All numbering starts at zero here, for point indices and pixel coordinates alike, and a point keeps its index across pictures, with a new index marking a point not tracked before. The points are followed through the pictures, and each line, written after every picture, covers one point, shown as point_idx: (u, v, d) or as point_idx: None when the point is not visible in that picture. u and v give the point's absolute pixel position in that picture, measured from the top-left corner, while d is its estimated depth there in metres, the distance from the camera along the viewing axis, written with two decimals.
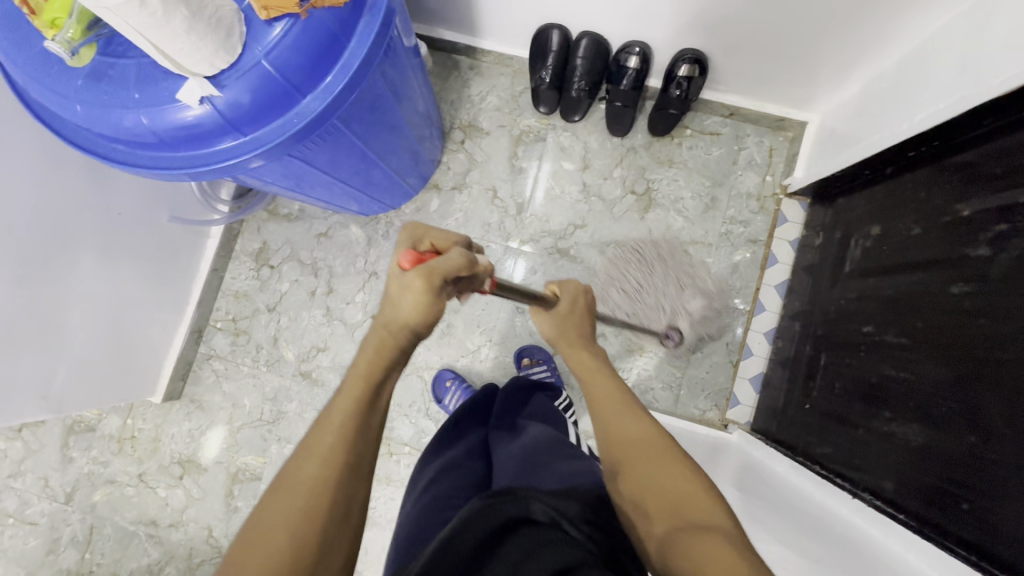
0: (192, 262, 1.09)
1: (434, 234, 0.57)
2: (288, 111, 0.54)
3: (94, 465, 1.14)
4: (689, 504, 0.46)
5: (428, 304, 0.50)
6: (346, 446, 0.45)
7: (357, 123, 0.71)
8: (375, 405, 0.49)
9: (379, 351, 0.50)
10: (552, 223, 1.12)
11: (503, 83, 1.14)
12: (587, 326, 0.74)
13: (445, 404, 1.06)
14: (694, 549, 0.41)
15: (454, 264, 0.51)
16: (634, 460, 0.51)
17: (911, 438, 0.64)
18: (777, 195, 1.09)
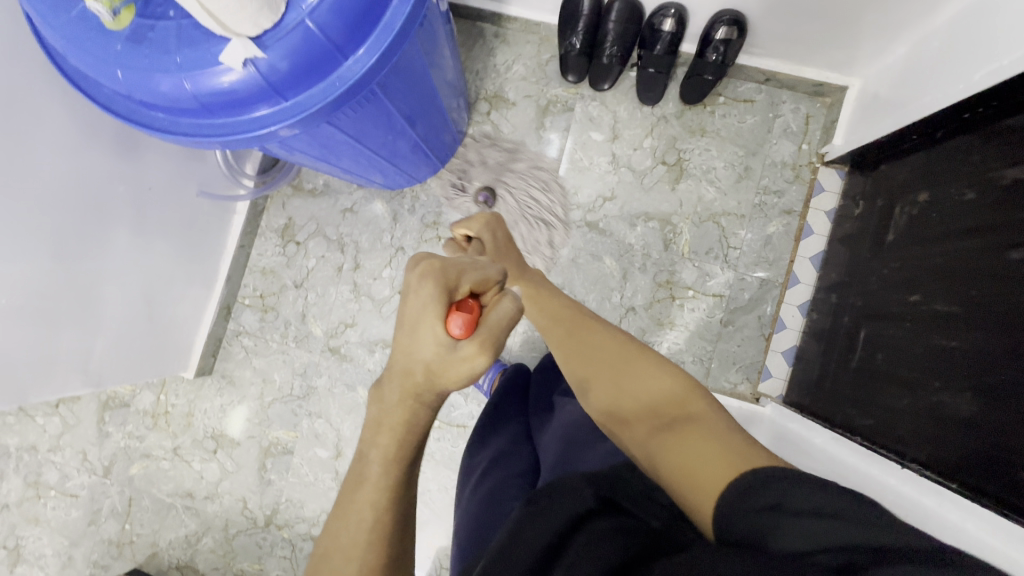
0: (219, 238, 1.09)
1: (469, 273, 0.45)
2: (329, 75, 0.52)
3: (130, 439, 1.16)
4: (663, 402, 0.54)
5: (476, 377, 0.43)
6: (387, 539, 0.42)
7: (391, 92, 0.69)
8: (406, 492, 0.43)
9: (405, 433, 0.42)
10: (581, 196, 1.10)
11: (529, 52, 1.11)
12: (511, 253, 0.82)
13: (475, 378, 1.06)
14: (672, 438, 0.49)
15: (505, 324, 0.45)
16: (607, 376, 0.60)
17: (962, 407, 0.62)
18: (813, 163, 1.06)
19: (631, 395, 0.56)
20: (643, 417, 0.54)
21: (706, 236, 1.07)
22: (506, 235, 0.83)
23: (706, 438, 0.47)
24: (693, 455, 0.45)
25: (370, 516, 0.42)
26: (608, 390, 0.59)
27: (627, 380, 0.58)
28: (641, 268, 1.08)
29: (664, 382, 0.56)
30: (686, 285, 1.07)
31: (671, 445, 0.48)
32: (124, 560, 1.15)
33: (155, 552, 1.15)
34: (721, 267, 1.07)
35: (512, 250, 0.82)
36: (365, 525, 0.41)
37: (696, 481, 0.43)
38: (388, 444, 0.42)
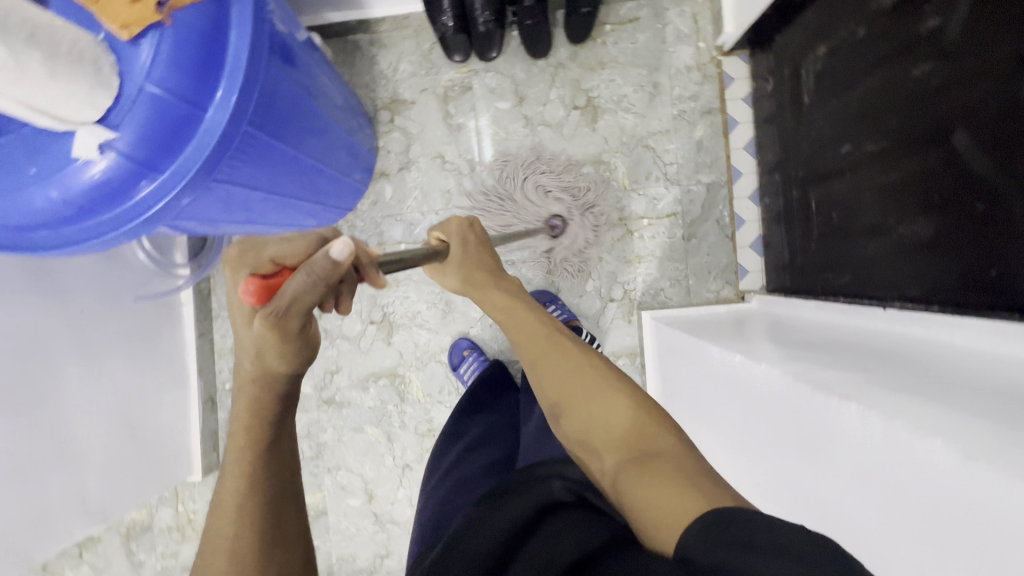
0: (175, 334, 1.06)
1: (271, 248, 0.46)
2: (195, 132, 0.50)
3: (165, 559, 1.14)
4: (635, 430, 0.48)
5: (295, 344, 0.43)
6: (252, 516, 0.42)
7: (277, 131, 0.67)
8: (267, 466, 0.44)
9: (252, 410, 0.45)
10: (509, 168, 1.09)
11: (409, 47, 1.09)
12: (489, 258, 0.74)
13: (460, 373, 1.06)
14: (635, 472, 0.43)
15: (309, 289, 0.40)
16: (571, 400, 0.54)
17: (920, 232, 0.63)
18: (716, 58, 1.06)
19: (597, 421, 0.51)
20: (610, 445, 0.49)
21: (640, 162, 1.07)
22: (482, 238, 0.75)
23: (670, 473, 0.42)
24: (659, 500, 0.39)
25: (233, 492, 0.43)
26: (572, 416, 0.53)
27: (589, 404, 0.52)
28: None
29: (630, 415, 0.50)
30: (639, 216, 1.07)
31: (634, 481, 0.43)
32: None
33: None
34: (665, 186, 1.07)
35: (489, 257, 0.74)
36: (230, 501, 0.42)
37: (656, 514, 0.39)
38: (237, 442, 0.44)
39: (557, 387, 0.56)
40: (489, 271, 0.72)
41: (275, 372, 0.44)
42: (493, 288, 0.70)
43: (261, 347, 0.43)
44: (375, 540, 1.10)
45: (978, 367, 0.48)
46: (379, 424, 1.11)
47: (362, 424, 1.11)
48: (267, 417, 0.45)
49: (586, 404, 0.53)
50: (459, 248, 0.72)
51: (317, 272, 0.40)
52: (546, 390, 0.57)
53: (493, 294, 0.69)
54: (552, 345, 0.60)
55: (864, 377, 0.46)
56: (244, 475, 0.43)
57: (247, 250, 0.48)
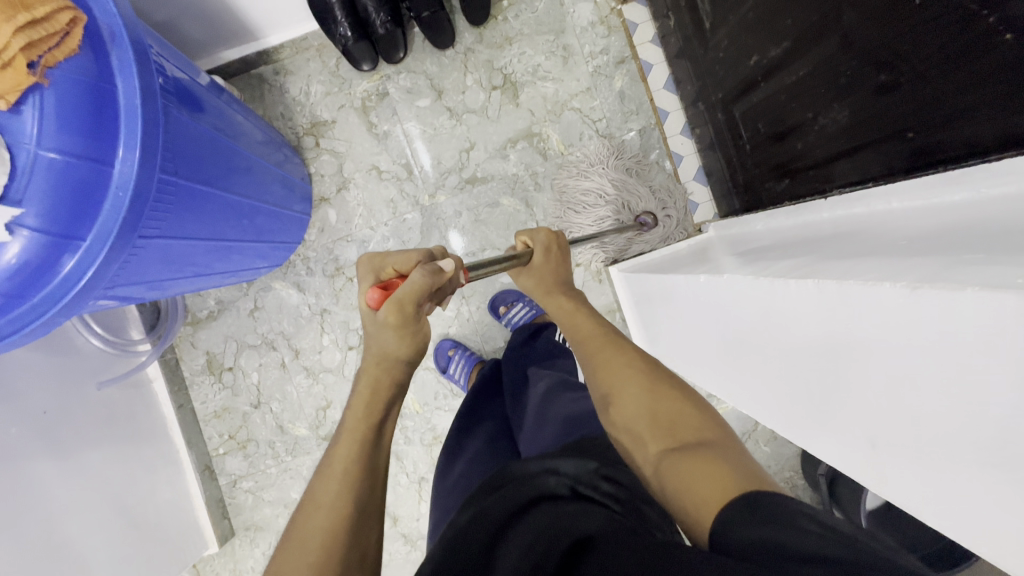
0: (152, 412, 1.03)
1: (393, 257, 0.55)
2: (108, 189, 0.49)
3: None
4: (678, 420, 0.51)
5: (408, 334, 0.51)
6: (360, 474, 0.46)
7: (198, 176, 0.66)
8: (379, 445, 0.49)
9: (370, 399, 0.50)
10: (446, 162, 1.09)
11: (315, 67, 1.07)
12: (565, 269, 0.74)
13: (451, 375, 1.05)
14: (688, 460, 0.46)
15: (422, 285, 0.49)
16: (626, 393, 0.55)
17: (839, 117, 0.66)
18: (615, 8, 1.07)
19: (651, 414, 0.53)
20: (660, 435, 0.50)
21: (570, 126, 1.08)
22: (564, 249, 0.75)
23: (723, 465, 0.44)
24: (706, 486, 0.42)
25: (348, 443, 0.48)
26: (625, 404, 0.54)
27: (647, 398, 0.54)
28: (536, 189, 1.09)
29: (679, 407, 0.52)
30: None
31: (681, 467, 0.45)
32: None
33: None
34: (599, 142, 1.08)
35: (564, 266, 0.74)
36: (344, 447, 0.48)
37: (699, 495, 0.42)
38: (357, 406, 0.50)
39: (617, 381, 0.57)
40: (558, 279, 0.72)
41: (389, 358, 0.51)
42: (562, 293, 0.71)
43: (383, 341, 0.50)
44: (411, 561, 1.09)
45: (913, 220, 0.51)
46: None
47: None
48: (383, 403, 0.51)
49: (644, 398, 0.54)
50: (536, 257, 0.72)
51: (430, 272, 0.50)
52: (601, 383, 0.58)
53: (559, 298, 0.71)
54: (613, 345, 0.62)
55: (815, 257, 0.47)
56: (364, 435, 0.49)
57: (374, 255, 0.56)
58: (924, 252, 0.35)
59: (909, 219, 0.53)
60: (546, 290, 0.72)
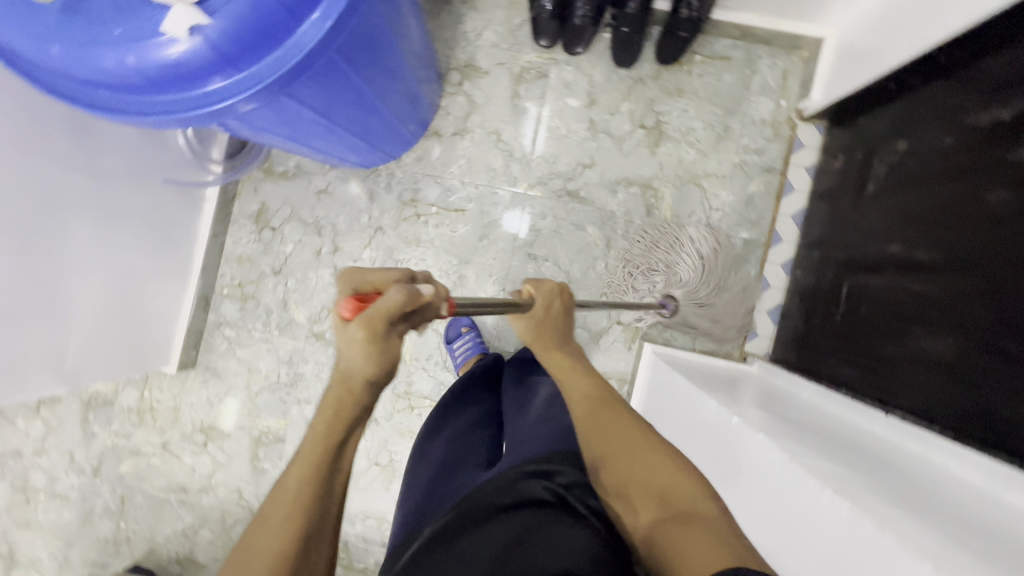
0: (191, 226, 1.06)
1: (371, 269, 0.43)
2: (284, 42, 0.50)
3: (118, 437, 1.17)
4: (674, 487, 0.48)
5: (384, 352, 0.41)
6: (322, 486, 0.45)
7: (356, 65, 0.67)
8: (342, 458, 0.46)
9: (337, 413, 0.45)
10: (559, 165, 1.08)
11: (499, 17, 1.08)
12: (565, 323, 0.63)
13: (453, 348, 1.07)
14: (674, 535, 0.44)
15: (399, 305, 0.39)
16: (612, 455, 0.53)
17: (940, 351, 0.64)
18: (792, 120, 1.05)
19: (642, 481, 0.50)
20: (648, 507, 0.49)
21: (688, 199, 1.07)
22: (569, 306, 0.63)
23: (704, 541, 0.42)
24: (691, 557, 0.41)
25: (313, 451, 0.45)
26: (610, 468, 0.53)
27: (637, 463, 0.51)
28: (624, 235, 1.08)
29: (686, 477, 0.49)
30: None
31: (671, 544, 0.43)
32: (122, 557, 1.17)
33: (153, 547, 1.17)
34: (704, 229, 1.07)
35: (564, 320, 0.62)
36: (309, 447, 0.45)
37: (685, 563, 0.41)
38: (323, 415, 0.45)
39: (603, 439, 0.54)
40: (552, 329, 0.61)
41: (353, 380, 0.44)
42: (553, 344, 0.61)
43: (353, 362, 0.42)
44: None
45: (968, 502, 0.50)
46: None
47: None
48: (347, 426, 0.45)
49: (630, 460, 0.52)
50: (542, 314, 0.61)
51: (410, 291, 0.40)
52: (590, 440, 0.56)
53: (548, 352, 0.61)
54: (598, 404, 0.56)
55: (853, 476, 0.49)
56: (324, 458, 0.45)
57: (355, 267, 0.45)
58: (958, 545, 0.38)
59: (941, 490, 0.52)
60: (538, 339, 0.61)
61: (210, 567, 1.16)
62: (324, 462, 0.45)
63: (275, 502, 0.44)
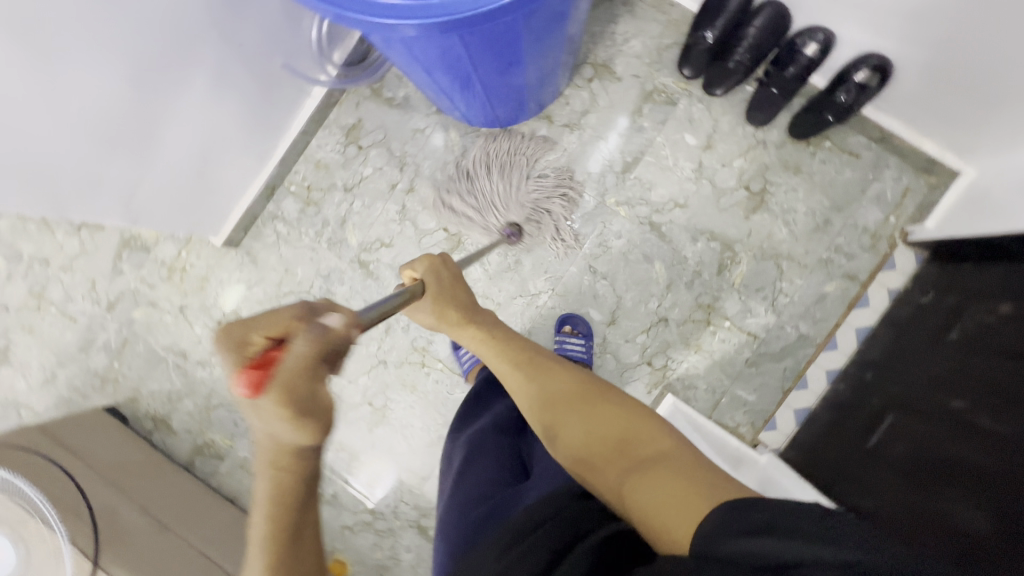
0: (288, 116, 1.07)
1: (260, 323, 0.45)
2: None
3: (141, 284, 1.19)
4: (628, 439, 0.60)
5: (304, 421, 0.40)
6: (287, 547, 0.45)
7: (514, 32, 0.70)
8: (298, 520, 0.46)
9: (277, 492, 0.44)
10: (653, 194, 1.07)
11: (652, 30, 1.05)
12: (463, 293, 0.79)
13: (461, 352, 1.09)
14: (644, 476, 0.53)
15: (308, 354, 0.41)
16: (567, 423, 0.66)
17: (969, 526, 0.61)
18: (894, 238, 1.02)
19: (596, 438, 0.62)
20: (610, 459, 0.59)
21: (761, 274, 1.05)
22: (455, 273, 0.80)
23: (673, 479, 0.51)
24: (665, 502, 0.49)
25: (268, 528, 0.45)
26: (565, 436, 0.64)
27: (584, 425, 0.64)
28: (687, 284, 1.07)
29: (633, 428, 0.61)
30: (725, 315, 1.06)
31: (642, 483, 0.53)
32: (103, 395, 1.19)
33: (135, 397, 1.19)
34: (765, 308, 1.05)
35: (464, 291, 0.80)
36: (263, 527, 0.45)
37: (667, 513, 0.48)
38: (265, 501, 0.44)
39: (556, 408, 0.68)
40: (467, 307, 0.79)
41: (282, 453, 0.42)
42: (471, 327, 0.78)
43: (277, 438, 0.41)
44: None
45: None
46: None
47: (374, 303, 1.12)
48: (294, 493, 0.45)
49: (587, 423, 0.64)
50: (433, 282, 0.77)
51: (317, 336, 0.42)
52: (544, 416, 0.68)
53: (469, 331, 0.79)
54: (537, 379, 0.72)
55: None
56: (277, 532, 0.45)
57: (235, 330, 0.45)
58: None
59: None
60: (466, 324, 0.79)
61: (180, 435, 1.18)
62: (281, 529, 0.45)
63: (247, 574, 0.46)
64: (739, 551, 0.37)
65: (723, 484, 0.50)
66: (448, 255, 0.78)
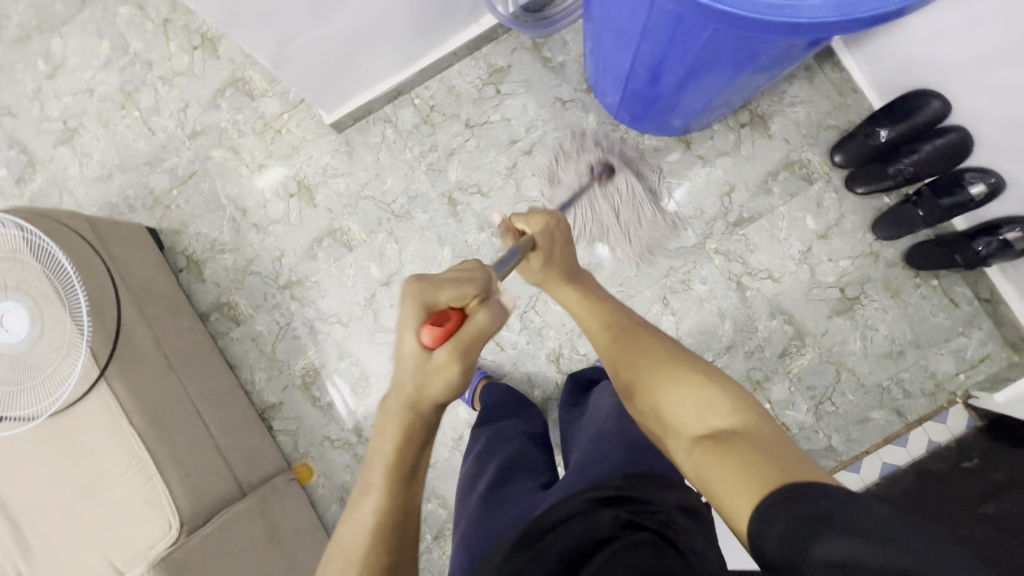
0: (448, 32, 1.04)
1: (445, 289, 0.53)
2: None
3: (231, 127, 1.15)
4: (702, 411, 0.56)
5: (460, 381, 0.51)
6: (392, 493, 0.50)
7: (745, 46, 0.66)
8: (409, 469, 0.51)
9: (406, 431, 0.51)
10: (752, 256, 1.06)
11: (822, 105, 1.04)
12: (568, 258, 0.84)
13: None
14: (712, 452, 0.50)
15: (485, 332, 0.52)
16: (644, 384, 0.64)
17: None
18: (955, 395, 1.02)
19: (670, 404, 0.59)
20: (683, 424, 0.57)
21: (819, 375, 1.05)
22: (564, 237, 0.84)
23: (740, 455, 0.48)
24: (727, 485, 0.46)
25: (384, 471, 0.50)
26: (644, 397, 0.63)
27: (663, 387, 0.61)
28: (746, 353, 1.06)
29: (709, 400, 0.56)
30: (768, 397, 1.06)
31: (709, 460, 0.50)
32: (149, 215, 1.16)
33: (179, 231, 1.16)
34: (808, 407, 1.05)
35: (567, 250, 0.84)
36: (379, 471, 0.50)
37: (725, 492, 0.46)
38: (390, 438, 0.51)
39: (636, 368, 0.65)
40: (567, 267, 0.83)
41: (426, 403, 0.51)
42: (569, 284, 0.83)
43: (428, 385, 0.51)
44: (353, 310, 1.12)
45: None
46: (455, 257, 1.10)
47: (446, 242, 1.10)
48: (416, 440, 0.51)
49: (667, 388, 0.60)
50: (544, 243, 0.81)
51: (495, 319, 0.53)
52: (627, 376, 0.67)
53: (568, 292, 0.83)
54: (627, 339, 0.71)
55: None
56: (394, 477, 0.50)
57: (423, 289, 0.52)
58: None
59: None
60: (563, 282, 0.83)
61: (207, 285, 1.15)
62: (394, 473, 0.50)
63: (347, 526, 0.50)
64: (788, 531, 0.38)
65: (802, 472, 0.44)
66: (564, 219, 0.81)
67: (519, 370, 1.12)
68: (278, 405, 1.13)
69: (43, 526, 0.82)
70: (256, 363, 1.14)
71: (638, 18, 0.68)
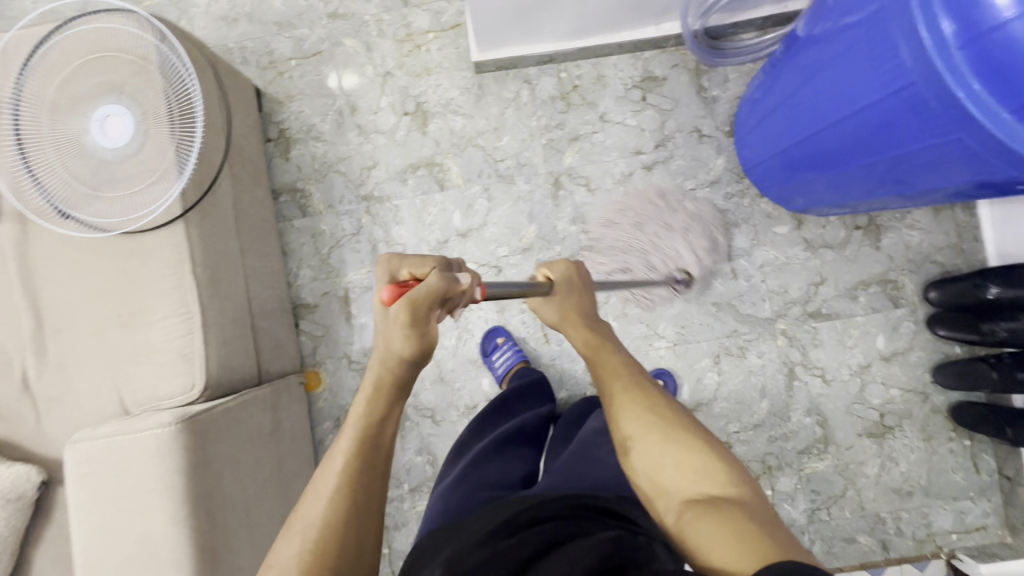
0: (625, 23, 1.01)
1: (411, 259, 0.54)
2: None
3: (374, 23, 1.11)
4: (696, 477, 0.53)
5: (415, 337, 0.50)
6: (360, 472, 0.49)
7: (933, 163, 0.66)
8: (375, 447, 0.51)
9: (366, 398, 0.52)
10: (813, 350, 1.07)
11: (935, 240, 1.05)
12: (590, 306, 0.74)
13: (491, 360, 1.08)
14: (704, 519, 0.48)
15: (438, 288, 0.49)
16: (637, 436, 0.59)
17: None
18: (940, 550, 1.05)
19: (661, 464, 0.56)
20: (675, 487, 0.54)
21: (827, 482, 1.07)
22: (587, 284, 0.76)
23: (734, 528, 0.46)
24: (723, 555, 0.44)
25: (354, 443, 0.50)
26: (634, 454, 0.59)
27: (658, 447, 0.57)
28: (769, 436, 1.07)
29: (702, 467, 0.54)
30: (772, 484, 1.07)
31: (700, 529, 0.48)
32: (259, 75, 1.12)
33: (282, 101, 1.12)
34: (805, 507, 1.07)
35: (586, 302, 0.74)
36: (348, 445, 0.50)
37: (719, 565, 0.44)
38: (356, 414, 0.51)
39: (635, 416, 0.61)
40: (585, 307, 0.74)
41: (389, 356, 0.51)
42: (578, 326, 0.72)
43: (388, 337, 0.51)
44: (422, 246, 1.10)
45: None
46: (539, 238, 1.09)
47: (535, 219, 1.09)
48: (377, 409, 0.52)
49: (663, 447, 0.57)
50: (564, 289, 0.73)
51: (447, 279, 0.50)
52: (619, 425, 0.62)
53: (573, 331, 0.72)
54: (630, 383, 0.64)
55: None
56: (358, 455, 0.50)
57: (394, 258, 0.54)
58: None
59: None
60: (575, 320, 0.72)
61: (288, 165, 1.12)
62: (363, 439, 0.51)
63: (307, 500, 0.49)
64: None
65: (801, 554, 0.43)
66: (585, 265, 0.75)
67: (554, 366, 1.11)
68: (311, 307, 1.11)
69: (65, 334, 0.81)
70: (307, 259, 1.11)
71: (859, 85, 0.65)
